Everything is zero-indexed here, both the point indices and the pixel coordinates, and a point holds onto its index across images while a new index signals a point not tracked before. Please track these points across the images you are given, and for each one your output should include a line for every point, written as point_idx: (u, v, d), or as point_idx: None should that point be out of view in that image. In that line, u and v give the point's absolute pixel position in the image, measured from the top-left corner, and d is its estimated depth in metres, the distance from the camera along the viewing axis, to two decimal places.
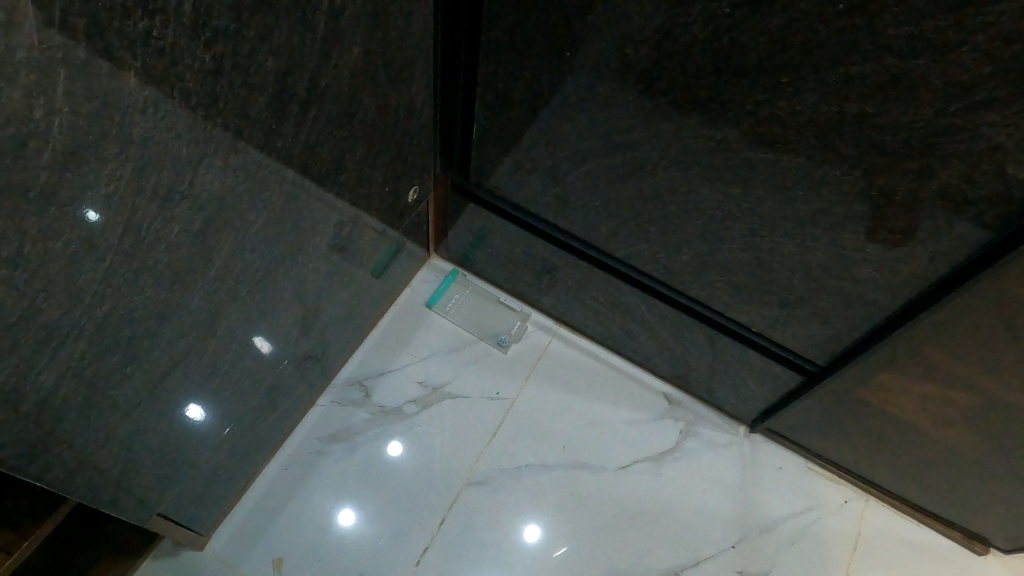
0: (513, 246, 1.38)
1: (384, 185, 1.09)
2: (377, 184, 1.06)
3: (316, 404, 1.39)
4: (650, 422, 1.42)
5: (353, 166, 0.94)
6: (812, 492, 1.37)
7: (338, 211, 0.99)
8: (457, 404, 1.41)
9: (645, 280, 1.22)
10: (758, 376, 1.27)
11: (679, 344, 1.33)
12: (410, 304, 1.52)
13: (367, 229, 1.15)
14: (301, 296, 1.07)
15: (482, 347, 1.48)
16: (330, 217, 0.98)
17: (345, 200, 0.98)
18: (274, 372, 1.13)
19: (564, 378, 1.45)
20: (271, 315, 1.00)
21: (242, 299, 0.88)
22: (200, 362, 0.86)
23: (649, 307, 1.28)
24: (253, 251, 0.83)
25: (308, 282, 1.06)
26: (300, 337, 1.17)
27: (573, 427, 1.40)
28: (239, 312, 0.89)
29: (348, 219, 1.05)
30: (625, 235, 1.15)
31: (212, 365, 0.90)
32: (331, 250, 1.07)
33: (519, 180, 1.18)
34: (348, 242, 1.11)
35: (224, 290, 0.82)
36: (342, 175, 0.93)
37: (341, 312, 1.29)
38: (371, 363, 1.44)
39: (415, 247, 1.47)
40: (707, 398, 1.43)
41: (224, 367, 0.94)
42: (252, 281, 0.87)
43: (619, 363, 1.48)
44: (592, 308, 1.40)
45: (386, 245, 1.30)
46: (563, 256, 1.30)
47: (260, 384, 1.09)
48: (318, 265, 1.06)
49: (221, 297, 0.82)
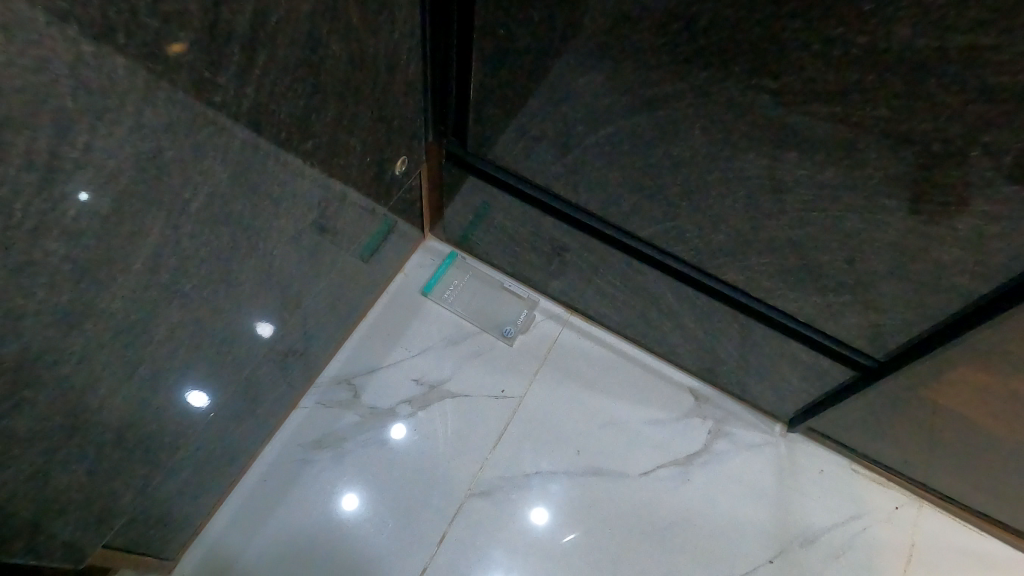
0: (518, 225, 1.22)
1: (366, 154, 0.92)
2: (358, 155, 0.89)
3: (298, 405, 1.24)
4: (675, 422, 1.27)
5: (323, 131, 0.77)
6: (858, 497, 1.23)
7: (310, 184, 0.83)
8: (457, 404, 1.26)
9: (673, 263, 1.05)
10: (800, 371, 1.11)
11: (708, 334, 1.17)
12: (404, 292, 1.36)
13: (350, 207, 0.99)
14: (271, 285, 0.91)
15: (485, 339, 1.32)
16: (300, 191, 0.81)
17: (317, 173, 0.81)
18: (244, 376, 0.98)
19: (577, 373, 1.30)
20: (235, 310, 0.85)
21: (190, 296, 0.72)
22: (140, 374, 0.71)
23: (675, 293, 1.12)
24: (197, 237, 0.67)
25: (277, 269, 0.90)
26: (274, 334, 1.01)
27: (588, 428, 1.25)
28: (189, 309, 0.74)
29: (324, 196, 0.88)
30: (650, 212, 0.99)
31: (158, 375, 0.75)
32: (304, 232, 0.90)
33: (525, 148, 1.01)
34: (326, 223, 0.95)
35: (163, 287, 0.66)
36: (311, 142, 0.76)
37: (323, 303, 1.13)
38: (360, 359, 1.28)
39: (407, 228, 1.31)
40: (738, 394, 1.28)
41: (177, 376, 0.79)
42: (201, 274, 0.71)
43: (638, 355, 1.33)
44: (608, 295, 1.24)
45: (373, 226, 1.14)
46: (577, 237, 1.13)
47: (226, 391, 0.94)
48: (289, 249, 0.90)
49: (159, 295, 0.66)
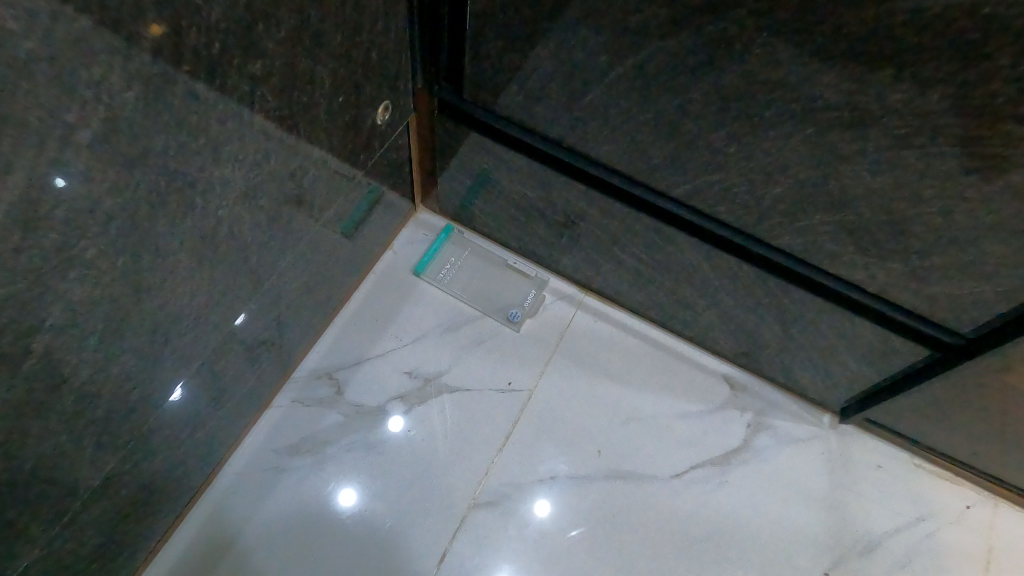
0: (525, 190, 1.04)
1: (348, 103, 0.74)
2: (336, 100, 0.71)
3: (271, 405, 1.06)
4: (709, 415, 1.10)
5: (290, 60, 0.60)
6: (923, 497, 1.06)
7: (275, 139, 0.64)
8: (458, 400, 1.09)
9: (713, 228, 0.88)
10: (863, 354, 0.94)
11: (751, 313, 1.00)
12: (393, 273, 1.18)
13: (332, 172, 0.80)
14: (235, 273, 0.72)
15: (488, 324, 1.15)
16: (264, 147, 0.63)
17: (283, 117, 0.64)
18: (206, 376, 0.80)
19: (594, 361, 1.13)
20: (185, 305, 0.66)
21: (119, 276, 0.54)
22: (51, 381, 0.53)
23: (714, 265, 0.95)
24: (113, 189, 0.49)
25: (244, 254, 0.71)
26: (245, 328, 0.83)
27: (610, 424, 1.08)
28: (110, 300, 0.55)
29: (297, 155, 0.70)
30: (690, 166, 0.81)
31: (83, 382, 0.57)
32: (276, 205, 0.72)
33: (534, 90, 0.84)
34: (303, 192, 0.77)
35: (70, 258, 0.48)
36: (275, 74, 0.59)
37: (300, 288, 0.95)
38: (343, 350, 1.11)
39: (395, 197, 1.13)
40: (782, 381, 1.11)
41: (111, 380, 0.61)
42: (132, 246, 0.54)
43: (663, 340, 1.16)
44: (631, 270, 1.07)
45: (356, 193, 0.96)
46: (597, 200, 0.96)
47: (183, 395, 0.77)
48: (257, 227, 0.71)
49: (63, 269, 0.48)
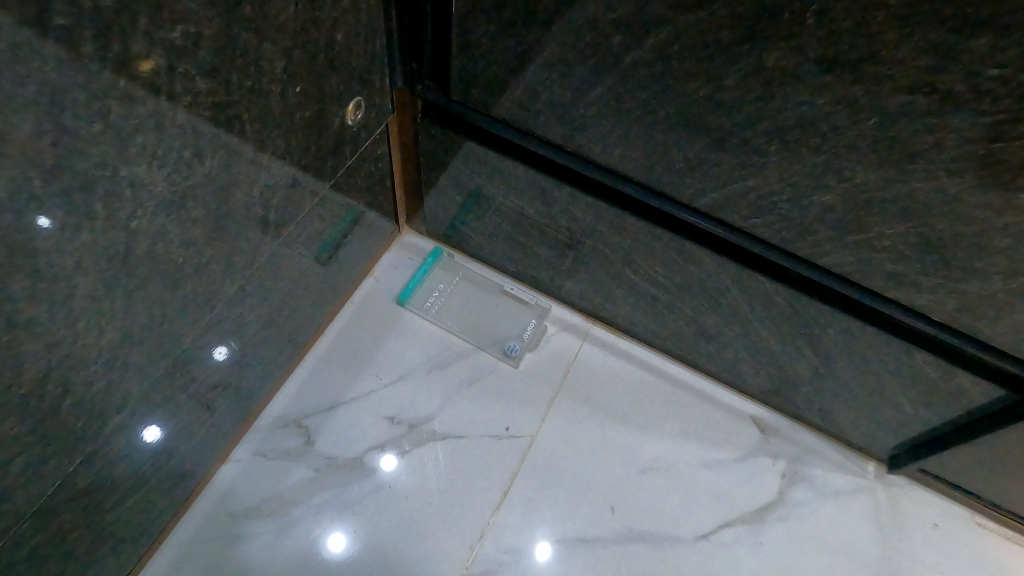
0: (523, 206, 0.91)
1: (312, 95, 0.61)
2: (296, 90, 0.58)
3: (229, 457, 0.91)
4: (736, 464, 0.96)
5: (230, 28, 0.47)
6: (990, 562, 0.91)
7: (212, 131, 0.51)
8: (446, 449, 0.94)
9: (745, 245, 0.75)
10: (920, 396, 0.81)
11: (785, 345, 0.86)
12: (374, 302, 1.04)
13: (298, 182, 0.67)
14: (175, 302, 0.58)
15: (482, 359, 1.01)
16: (196, 139, 0.50)
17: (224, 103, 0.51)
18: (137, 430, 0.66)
19: (603, 402, 0.99)
20: (101, 344, 0.52)
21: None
22: None
23: (744, 290, 0.81)
24: None
25: (182, 278, 0.58)
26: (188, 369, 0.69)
27: (623, 476, 0.94)
28: None
29: (245, 155, 0.57)
30: (720, 169, 0.68)
31: None
32: (223, 216, 0.59)
33: (536, 83, 0.71)
34: (262, 202, 0.63)
35: None
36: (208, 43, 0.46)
37: (262, 319, 0.81)
38: (315, 392, 0.96)
39: (375, 216, 1.00)
40: (819, 424, 0.97)
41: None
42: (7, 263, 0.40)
43: (681, 376, 1.02)
44: (645, 297, 0.93)
45: (328, 208, 0.83)
46: (606, 214, 0.83)
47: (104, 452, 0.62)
48: (199, 246, 0.57)
49: None
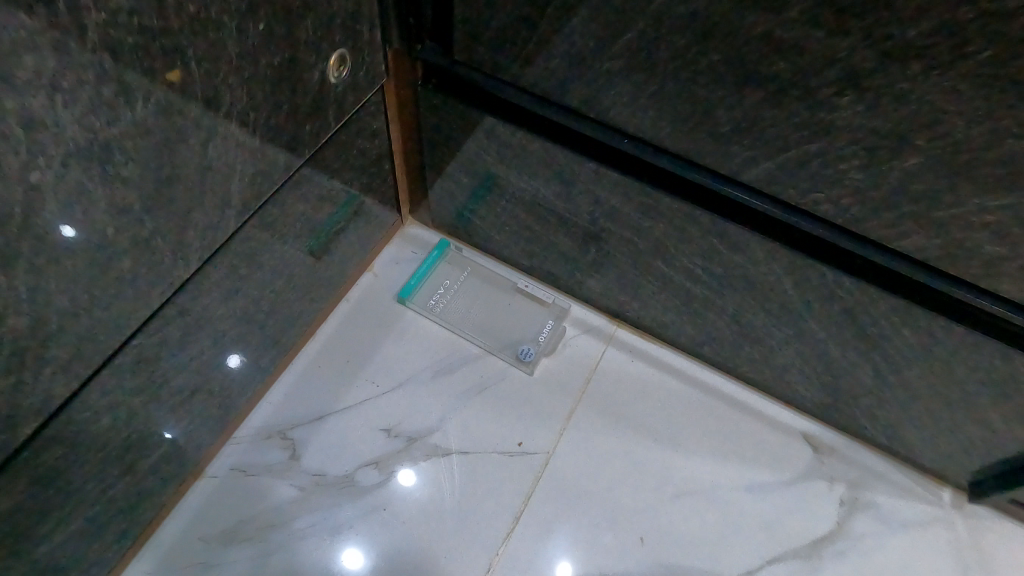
0: (539, 188, 0.80)
1: (281, 36, 0.51)
2: (258, 29, 0.48)
3: (204, 474, 0.80)
4: (787, 488, 0.82)
5: None
6: None
7: (143, 66, 0.41)
8: (450, 467, 0.82)
9: (804, 226, 0.62)
10: (1016, 412, 0.67)
11: (846, 350, 0.73)
12: (373, 300, 0.93)
13: (272, 149, 0.57)
14: (110, 285, 0.48)
15: (493, 365, 0.89)
16: (119, 72, 0.40)
17: (158, 34, 0.40)
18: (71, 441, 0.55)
19: (629, 415, 0.86)
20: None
21: None
22: None
23: (799, 283, 0.69)
24: None
25: (115, 255, 0.47)
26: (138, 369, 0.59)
27: (655, 501, 0.81)
28: None
29: (195, 104, 0.46)
30: (777, 131, 0.56)
31: None
32: (169, 180, 0.48)
33: (553, 34, 0.60)
34: (225, 171, 0.53)
35: None
36: None
37: (236, 313, 0.70)
38: (303, 400, 0.85)
39: (374, 203, 0.89)
40: (883, 442, 0.83)
41: None
42: None
43: (719, 387, 0.89)
44: (680, 294, 0.81)
45: (315, 187, 0.72)
46: (636, 194, 0.71)
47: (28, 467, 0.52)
48: (137, 216, 0.47)
49: None
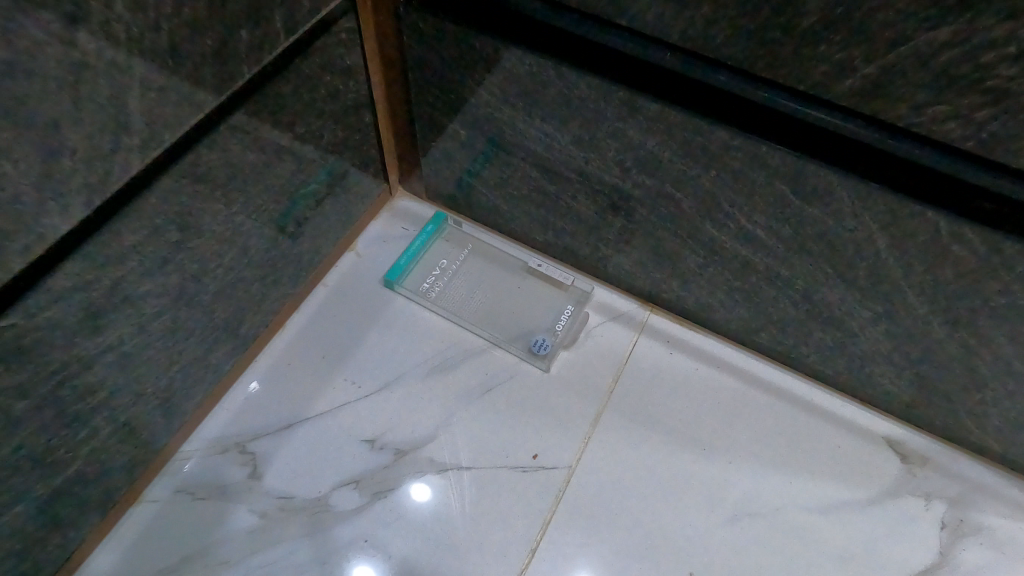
0: (554, 138, 0.64)
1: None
2: None
3: (141, 499, 0.64)
4: (872, 509, 0.66)
5: None
6: None
7: None
8: (449, 486, 0.66)
9: (918, 155, 0.46)
10: None
11: (955, 328, 0.57)
12: (357, 285, 0.78)
13: (190, 56, 0.41)
14: None
15: (501, 360, 0.73)
16: None
17: None
18: None
19: (669, 419, 0.70)
20: None
21: None
22: None
23: (899, 239, 0.53)
24: None
25: None
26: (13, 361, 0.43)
27: (708, 527, 0.65)
28: None
29: None
30: (889, 17, 0.40)
31: None
32: (15, 79, 0.33)
33: None
34: (116, 75, 0.37)
35: None
36: None
37: (171, 292, 0.55)
38: (268, 406, 0.69)
39: (354, 166, 0.74)
40: (990, 448, 0.67)
41: None
42: None
43: (778, 383, 0.73)
44: (733, 266, 0.65)
45: (269, 134, 0.57)
46: (680, 131, 0.55)
47: None
48: None
49: None
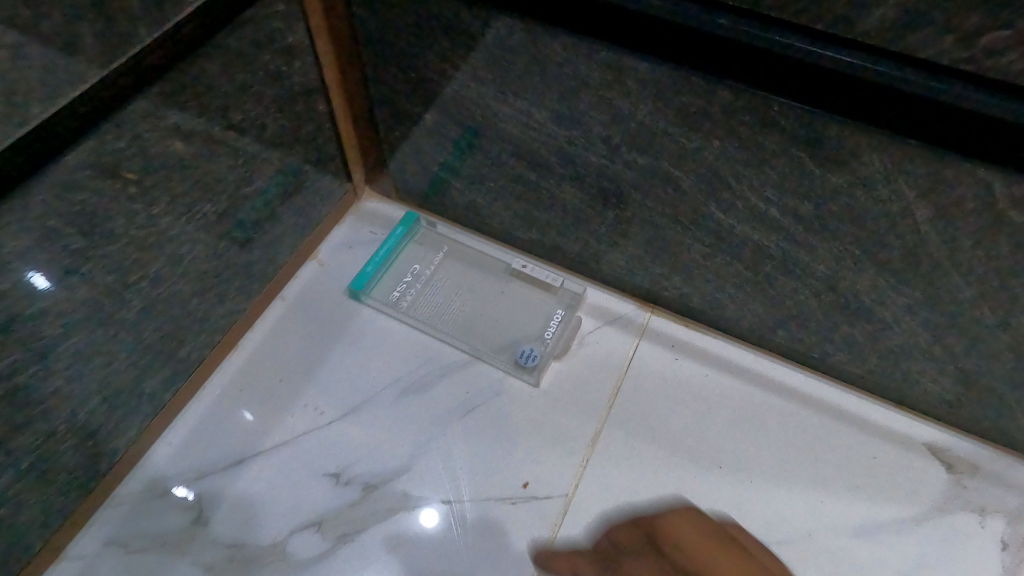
0: (531, 117, 0.56)
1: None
2: None
3: (66, 555, 0.55)
4: (920, 530, 0.56)
5: None
6: None
7: None
8: (426, 525, 0.57)
9: (971, 98, 0.37)
10: None
11: (1011, 313, 0.48)
12: (320, 299, 0.69)
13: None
14: None
15: (485, 375, 0.64)
16: None
17: None
18: None
19: (678, 434, 0.61)
20: None
21: None
22: None
23: (943, 209, 0.44)
24: None
25: None
26: None
27: None
28: None
29: None
30: None
31: None
32: None
33: None
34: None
35: None
36: None
37: (79, 311, 0.46)
38: (217, 439, 0.60)
39: (309, 163, 0.65)
40: None
41: None
42: None
43: (801, 389, 0.64)
44: (744, 255, 0.56)
45: (192, 122, 0.49)
46: (675, 95, 0.47)
47: None
48: None
49: None
